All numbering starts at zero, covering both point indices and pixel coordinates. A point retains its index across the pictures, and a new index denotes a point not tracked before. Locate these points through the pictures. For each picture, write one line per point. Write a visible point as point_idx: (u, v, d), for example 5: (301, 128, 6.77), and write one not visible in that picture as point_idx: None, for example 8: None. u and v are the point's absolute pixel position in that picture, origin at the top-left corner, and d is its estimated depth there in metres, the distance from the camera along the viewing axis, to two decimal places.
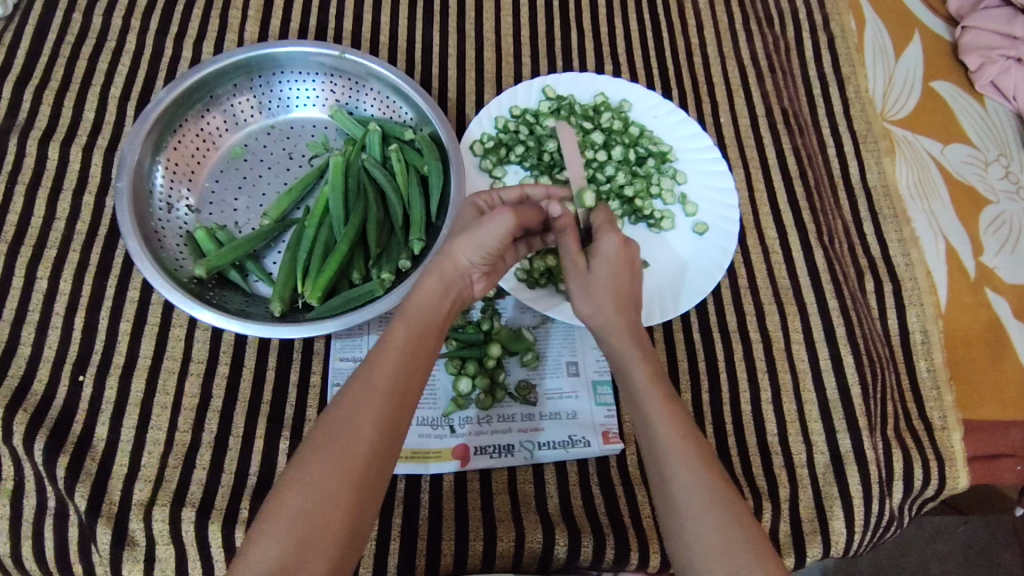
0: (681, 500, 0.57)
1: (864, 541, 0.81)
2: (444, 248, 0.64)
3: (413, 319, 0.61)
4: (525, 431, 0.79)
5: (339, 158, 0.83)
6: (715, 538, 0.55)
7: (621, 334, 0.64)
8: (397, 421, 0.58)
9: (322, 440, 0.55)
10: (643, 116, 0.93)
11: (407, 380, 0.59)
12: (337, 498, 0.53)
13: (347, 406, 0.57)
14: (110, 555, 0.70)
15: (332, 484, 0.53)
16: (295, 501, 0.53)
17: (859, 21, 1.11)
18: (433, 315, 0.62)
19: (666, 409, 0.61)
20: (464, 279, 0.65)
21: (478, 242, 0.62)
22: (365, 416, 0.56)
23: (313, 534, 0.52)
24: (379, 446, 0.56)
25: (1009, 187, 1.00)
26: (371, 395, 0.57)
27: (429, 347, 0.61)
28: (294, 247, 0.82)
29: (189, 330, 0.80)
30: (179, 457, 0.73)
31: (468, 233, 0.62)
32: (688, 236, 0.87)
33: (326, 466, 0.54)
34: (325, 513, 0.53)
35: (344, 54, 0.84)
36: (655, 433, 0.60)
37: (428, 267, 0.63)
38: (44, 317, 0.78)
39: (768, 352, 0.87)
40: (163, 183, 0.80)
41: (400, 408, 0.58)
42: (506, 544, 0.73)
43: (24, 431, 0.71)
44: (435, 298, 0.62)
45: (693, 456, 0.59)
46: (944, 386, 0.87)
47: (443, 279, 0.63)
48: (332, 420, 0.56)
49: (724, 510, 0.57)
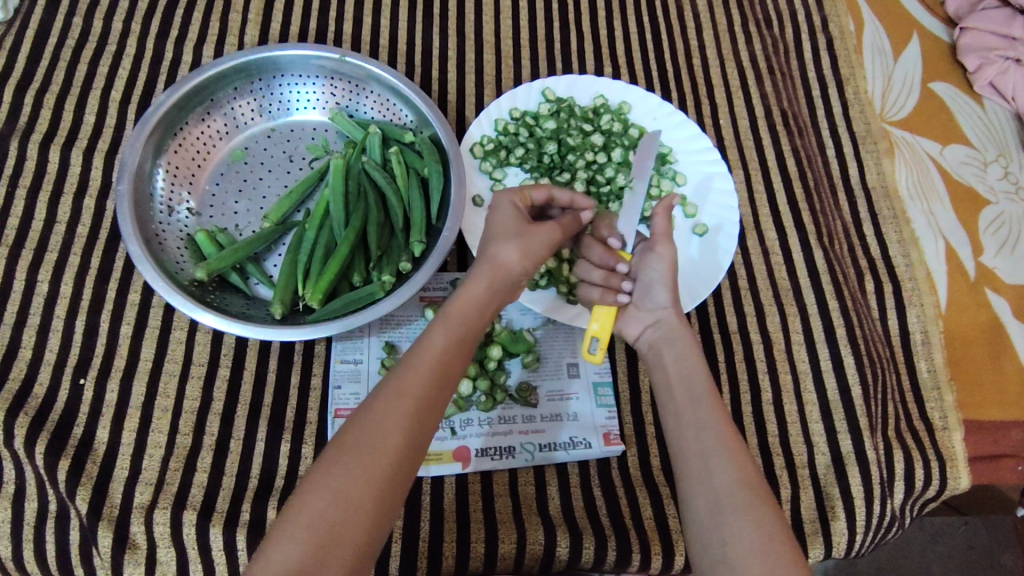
0: (729, 502, 0.58)
1: (866, 541, 0.81)
2: (487, 254, 0.66)
3: (450, 325, 0.63)
4: (526, 432, 0.79)
5: (339, 160, 0.83)
6: (763, 548, 0.55)
7: (677, 338, 0.70)
8: (425, 427, 0.58)
9: (351, 443, 0.56)
10: (643, 117, 0.93)
11: (440, 384, 0.60)
12: (361, 500, 0.53)
13: (378, 409, 0.57)
14: (112, 557, 0.70)
15: (357, 486, 0.54)
16: (319, 502, 0.53)
17: (858, 22, 1.11)
18: (471, 323, 0.64)
19: (726, 421, 0.64)
20: (510, 284, 0.67)
21: (524, 246, 0.66)
22: (395, 421, 0.57)
23: (338, 534, 0.52)
24: (405, 451, 0.56)
25: (1008, 187, 1.00)
26: (402, 401, 0.58)
27: (461, 358, 0.62)
28: (295, 250, 0.83)
29: (190, 332, 0.80)
30: (180, 459, 0.73)
31: (511, 236, 0.67)
32: (688, 236, 0.88)
33: (351, 467, 0.54)
34: (347, 517, 0.53)
35: (344, 57, 0.84)
36: (706, 436, 0.62)
37: (472, 274, 0.66)
38: (45, 320, 0.78)
39: (769, 353, 0.87)
40: (164, 186, 0.80)
41: (429, 413, 0.59)
42: (508, 545, 0.73)
43: (25, 435, 0.71)
44: (475, 306, 0.64)
45: (745, 467, 0.60)
46: (944, 386, 0.87)
47: (486, 285, 0.65)
48: (362, 423, 0.57)
49: (774, 524, 0.57)
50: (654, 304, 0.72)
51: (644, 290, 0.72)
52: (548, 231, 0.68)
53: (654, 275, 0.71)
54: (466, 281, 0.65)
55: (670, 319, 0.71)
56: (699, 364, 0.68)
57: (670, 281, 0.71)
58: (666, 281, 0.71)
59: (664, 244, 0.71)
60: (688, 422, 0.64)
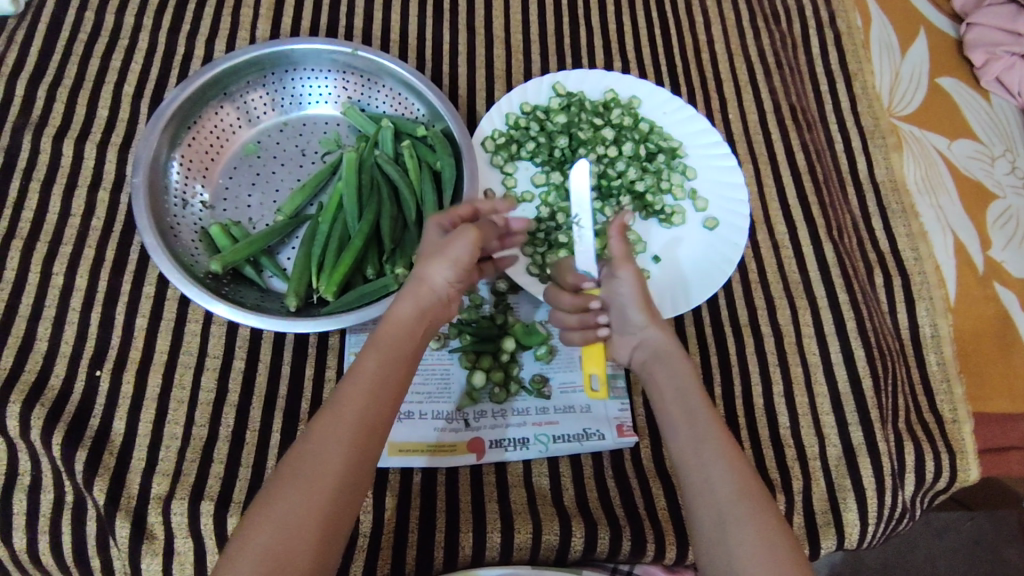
0: (730, 508, 0.59)
1: (878, 532, 0.81)
2: (417, 272, 0.65)
3: (383, 347, 0.62)
4: (540, 424, 0.80)
5: (352, 153, 0.83)
6: (764, 552, 0.57)
7: (675, 354, 0.71)
8: (364, 448, 0.57)
9: (292, 472, 0.55)
10: (653, 112, 0.93)
11: (378, 405, 0.59)
12: (306, 526, 0.53)
13: (316, 436, 0.57)
14: (129, 548, 0.70)
15: (300, 514, 0.53)
16: (262, 536, 0.53)
17: (865, 18, 1.12)
18: (405, 343, 0.63)
19: (723, 430, 0.65)
20: (440, 303, 0.66)
21: (452, 260, 0.64)
22: (332, 447, 0.56)
23: (283, 566, 0.52)
24: (347, 478, 0.56)
25: (1015, 181, 1.01)
26: (339, 427, 0.57)
27: (400, 379, 0.62)
28: (308, 242, 0.83)
29: (205, 325, 0.80)
30: (196, 450, 0.73)
31: (436, 253, 0.65)
32: (699, 231, 0.88)
33: (293, 497, 0.54)
34: (292, 547, 0.52)
35: (357, 51, 0.84)
36: (705, 450, 0.63)
37: (402, 292, 0.65)
38: (61, 312, 0.78)
39: (780, 346, 0.88)
40: (179, 178, 0.81)
41: (367, 437, 0.58)
42: (524, 536, 0.73)
43: (42, 426, 0.71)
44: (407, 326, 0.63)
45: (745, 475, 0.61)
46: (954, 378, 0.87)
47: (413, 305, 0.64)
48: (301, 452, 0.56)
49: (774, 529, 0.58)
50: (633, 326, 0.73)
51: (619, 313, 0.73)
52: (466, 232, 0.64)
53: (624, 299, 0.72)
54: (393, 303, 0.64)
55: (655, 337, 0.72)
56: (686, 373, 0.69)
57: (640, 297, 0.72)
58: (637, 301, 0.72)
59: (624, 266, 0.72)
60: (688, 431, 0.65)
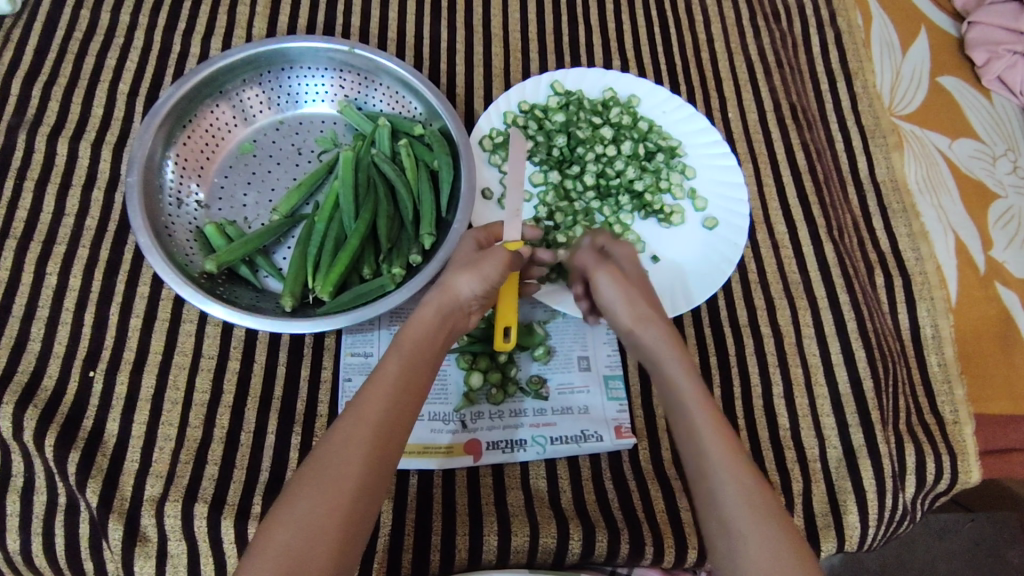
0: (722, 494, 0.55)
1: (878, 535, 0.80)
2: (441, 282, 0.64)
3: (406, 350, 0.61)
4: (537, 426, 0.79)
5: (349, 153, 0.83)
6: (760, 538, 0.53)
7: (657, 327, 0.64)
8: (385, 452, 0.56)
9: (313, 473, 0.54)
10: (652, 111, 0.93)
11: (400, 409, 0.58)
12: (325, 527, 0.52)
13: (337, 438, 0.56)
14: (123, 551, 0.69)
15: (319, 517, 0.52)
16: (283, 536, 0.52)
17: (866, 17, 1.11)
18: (428, 348, 0.62)
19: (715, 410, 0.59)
20: (462, 312, 0.65)
21: (482, 275, 0.63)
22: (354, 449, 0.55)
23: (300, 568, 0.50)
24: (367, 480, 0.55)
25: (1017, 181, 1.00)
26: (360, 429, 0.56)
27: (421, 382, 0.60)
28: (304, 242, 0.82)
29: (199, 325, 0.79)
30: (190, 452, 0.73)
31: (466, 266, 0.64)
32: (699, 231, 0.88)
33: (314, 498, 0.53)
34: (310, 548, 0.51)
35: (354, 49, 0.83)
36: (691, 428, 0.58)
37: (426, 298, 0.64)
38: (54, 313, 0.77)
39: (780, 347, 0.87)
40: (174, 177, 0.80)
41: (389, 440, 0.57)
42: (521, 539, 0.73)
43: (35, 428, 0.71)
44: (430, 331, 0.62)
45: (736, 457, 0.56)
46: (955, 380, 0.86)
47: (436, 311, 0.63)
48: (322, 453, 0.55)
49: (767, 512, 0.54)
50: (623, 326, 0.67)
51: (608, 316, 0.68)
52: (499, 253, 0.64)
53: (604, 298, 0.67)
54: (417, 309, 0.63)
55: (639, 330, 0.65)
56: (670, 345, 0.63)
57: (620, 292, 0.66)
58: (616, 300, 0.66)
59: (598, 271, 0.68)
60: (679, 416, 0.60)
